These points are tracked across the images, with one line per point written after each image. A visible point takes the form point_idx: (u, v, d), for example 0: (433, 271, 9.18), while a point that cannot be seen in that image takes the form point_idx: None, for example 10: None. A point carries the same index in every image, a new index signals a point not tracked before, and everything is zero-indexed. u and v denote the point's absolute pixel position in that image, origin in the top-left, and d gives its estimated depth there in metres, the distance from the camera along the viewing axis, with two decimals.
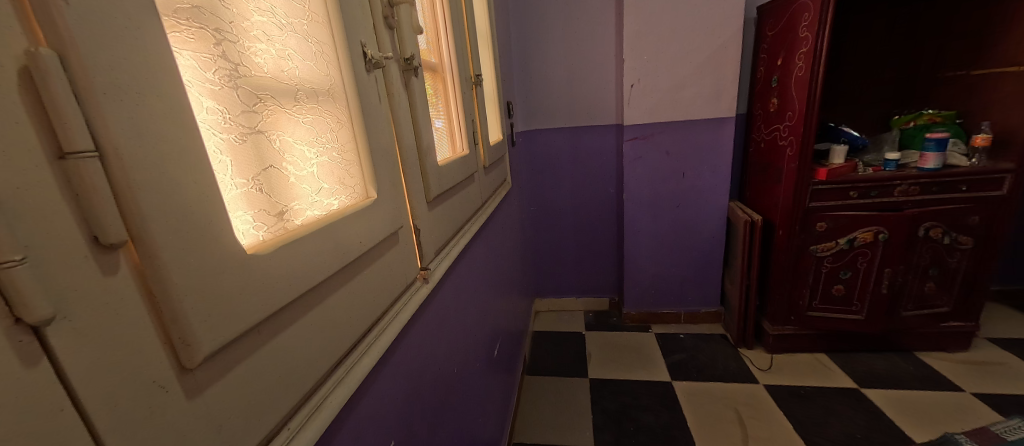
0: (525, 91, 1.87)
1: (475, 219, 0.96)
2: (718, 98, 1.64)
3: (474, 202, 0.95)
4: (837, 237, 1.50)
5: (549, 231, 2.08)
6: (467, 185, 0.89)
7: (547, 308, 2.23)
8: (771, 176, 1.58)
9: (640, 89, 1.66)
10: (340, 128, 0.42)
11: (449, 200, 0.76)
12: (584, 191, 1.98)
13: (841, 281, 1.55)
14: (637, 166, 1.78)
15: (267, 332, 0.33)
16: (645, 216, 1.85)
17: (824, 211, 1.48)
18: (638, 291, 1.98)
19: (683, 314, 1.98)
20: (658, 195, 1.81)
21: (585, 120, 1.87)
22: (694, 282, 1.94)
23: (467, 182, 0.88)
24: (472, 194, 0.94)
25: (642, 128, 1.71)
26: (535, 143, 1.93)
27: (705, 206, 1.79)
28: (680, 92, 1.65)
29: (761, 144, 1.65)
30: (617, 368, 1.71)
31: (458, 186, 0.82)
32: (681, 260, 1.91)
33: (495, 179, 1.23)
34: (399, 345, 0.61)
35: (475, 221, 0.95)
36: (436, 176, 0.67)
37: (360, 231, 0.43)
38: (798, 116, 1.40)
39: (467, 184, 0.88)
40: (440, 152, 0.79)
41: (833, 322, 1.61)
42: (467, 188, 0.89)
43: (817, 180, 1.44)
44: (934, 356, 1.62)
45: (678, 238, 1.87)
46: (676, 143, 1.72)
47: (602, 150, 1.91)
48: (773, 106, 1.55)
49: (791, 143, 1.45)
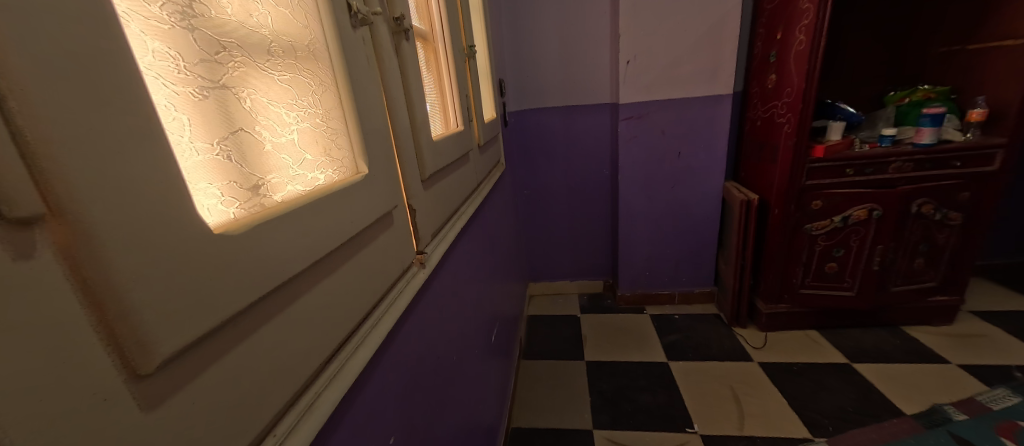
0: (517, 68, 1.80)
1: (470, 201, 0.91)
2: (714, 75, 1.60)
3: (469, 183, 0.90)
4: (832, 215, 1.49)
5: (542, 215, 2.05)
6: (462, 163, 0.84)
7: (541, 291, 2.21)
8: (767, 154, 1.56)
9: (636, 66, 1.61)
10: (324, 91, 0.36)
11: (444, 179, 0.71)
12: (578, 172, 1.95)
13: (834, 258, 1.55)
14: (632, 146, 1.74)
15: (244, 326, 0.28)
16: (640, 197, 1.82)
17: (819, 189, 1.47)
18: (633, 272, 1.97)
19: (677, 295, 1.98)
20: (653, 175, 1.78)
21: (579, 100, 1.81)
22: (688, 263, 1.93)
23: (462, 161, 0.83)
24: (468, 173, 0.89)
25: (637, 107, 1.67)
26: (527, 124, 1.87)
27: (701, 186, 1.78)
28: (677, 68, 1.60)
29: (757, 122, 1.62)
30: (612, 350, 1.71)
31: (453, 165, 0.77)
32: (675, 241, 1.90)
33: (490, 160, 1.18)
34: (393, 335, 0.56)
35: (470, 203, 0.90)
36: (432, 153, 0.62)
37: (350, 210, 0.38)
38: (796, 92, 1.38)
39: (461, 163, 0.83)
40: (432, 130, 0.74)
41: (825, 299, 1.61)
42: (462, 167, 0.84)
43: (813, 158, 1.43)
44: (921, 331, 1.65)
45: (673, 219, 1.85)
46: (672, 122, 1.69)
47: (596, 130, 1.86)
48: (770, 83, 1.52)
49: (789, 119, 1.42)
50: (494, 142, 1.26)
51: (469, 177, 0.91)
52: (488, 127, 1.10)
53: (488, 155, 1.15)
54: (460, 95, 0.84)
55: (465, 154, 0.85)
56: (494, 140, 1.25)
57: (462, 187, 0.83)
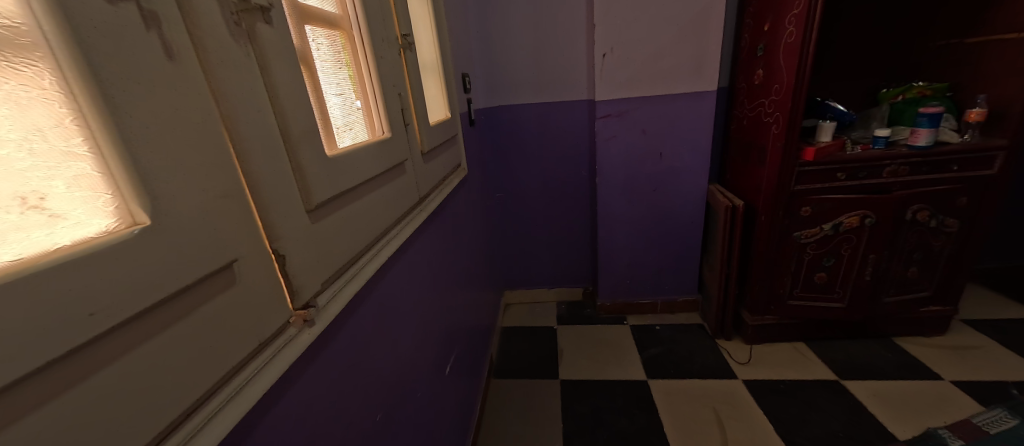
0: (486, 61, 1.65)
1: (408, 221, 0.77)
2: (697, 70, 1.48)
3: (406, 199, 0.76)
4: (822, 222, 1.38)
5: (518, 219, 1.92)
6: (392, 177, 0.70)
7: (518, 300, 2.08)
8: (754, 156, 1.45)
9: (613, 60, 1.48)
10: (29, 104, 0.23)
11: (355, 201, 0.57)
12: (554, 173, 1.81)
13: (824, 268, 1.45)
14: (610, 146, 1.61)
15: None
16: (620, 200, 1.70)
17: (809, 195, 1.35)
18: (613, 280, 1.86)
19: (660, 303, 1.87)
20: (633, 178, 1.66)
21: (554, 96, 1.68)
22: (671, 270, 1.82)
23: (391, 174, 0.70)
24: (404, 188, 0.75)
25: (615, 104, 1.54)
26: (498, 122, 1.73)
27: (683, 189, 1.66)
28: (657, 62, 1.47)
29: (744, 121, 1.50)
30: (589, 366, 1.59)
31: (374, 182, 0.63)
32: (657, 247, 1.78)
33: (444, 167, 1.04)
34: (261, 417, 0.43)
35: (407, 224, 0.76)
36: (327, 173, 0.48)
37: (90, 291, 0.24)
38: (785, 89, 1.26)
39: (391, 178, 0.69)
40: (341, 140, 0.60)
41: (814, 311, 1.51)
42: (392, 182, 0.70)
43: (803, 160, 1.31)
44: (912, 342, 1.56)
45: (654, 223, 1.74)
46: (653, 121, 1.56)
47: (572, 128, 1.73)
48: (757, 78, 1.40)
49: (777, 119, 1.31)
50: (451, 144, 1.11)
51: (406, 192, 0.77)
52: (439, 131, 0.96)
53: (441, 162, 1.01)
54: (388, 94, 0.70)
55: (396, 166, 0.71)
56: (450, 144, 1.11)
57: (391, 207, 0.69)
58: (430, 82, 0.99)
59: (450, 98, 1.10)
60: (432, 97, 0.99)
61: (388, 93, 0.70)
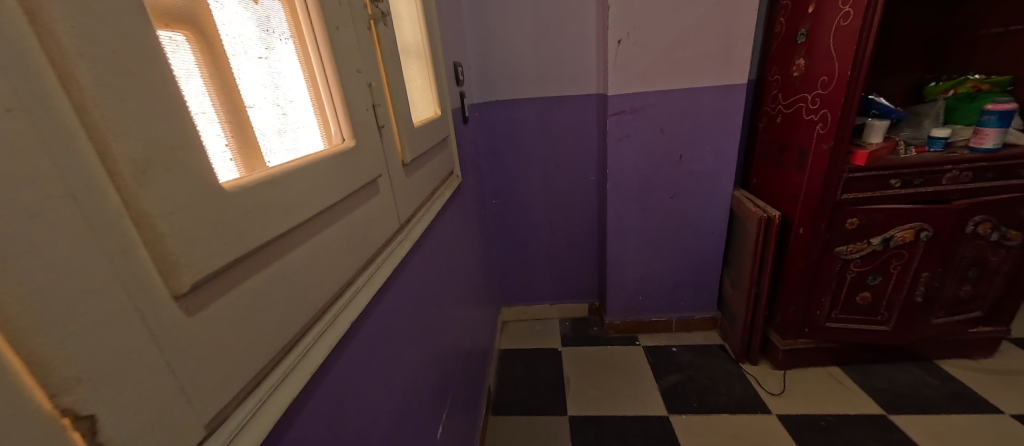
0: (480, 50, 1.43)
1: (382, 260, 0.56)
2: (726, 60, 1.28)
3: (377, 231, 0.55)
4: (869, 235, 1.20)
5: (517, 229, 1.72)
6: (355, 204, 0.49)
7: (516, 317, 1.87)
8: (791, 159, 1.26)
9: (629, 48, 1.27)
10: None
11: (284, 253, 0.36)
12: (558, 178, 1.61)
13: (868, 287, 1.27)
14: (624, 147, 1.41)
15: None
16: (633, 209, 1.51)
17: (857, 205, 1.17)
18: (623, 297, 1.67)
19: (675, 322, 1.69)
20: (649, 184, 1.47)
21: (558, 90, 1.47)
22: (688, 285, 1.64)
23: (353, 199, 0.49)
24: (374, 215, 0.54)
25: (631, 99, 1.34)
26: (495, 120, 1.52)
27: (704, 196, 1.48)
28: (680, 51, 1.27)
29: (777, 119, 1.31)
30: (601, 398, 1.40)
31: (322, 215, 0.42)
32: (673, 260, 1.60)
33: (434, 178, 0.84)
34: None
35: (381, 265, 0.55)
36: (219, 220, 0.28)
37: None
38: (835, 82, 1.07)
39: (352, 204, 0.48)
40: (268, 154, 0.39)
41: (854, 334, 1.34)
42: (354, 210, 0.49)
43: (852, 165, 1.13)
44: (959, 366, 1.40)
45: (671, 234, 1.55)
46: (673, 119, 1.36)
47: (579, 127, 1.52)
48: (797, 69, 1.20)
49: (824, 118, 1.12)
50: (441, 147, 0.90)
51: (378, 220, 0.56)
52: (426, 133, 0.75)
53: (429, 171, 0.80)
54: (348, 84, 0.48)
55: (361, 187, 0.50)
56: (441, 148, 0.90)
57: (352, 247, 0.48)
58: (414, 69, 0.78)
59: (439, 92, 0.88)
60: (415, 89, 0.77)
61: (348, 83, 0.49)
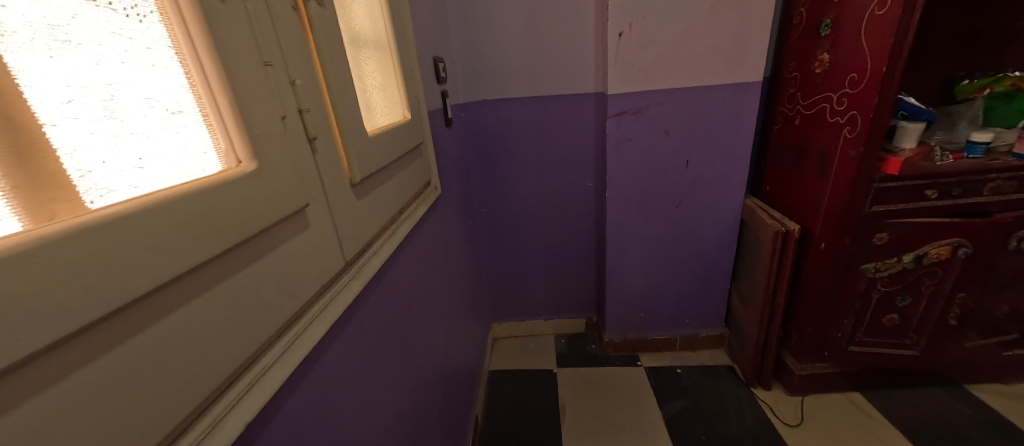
0: (467, 43, 1.29)
1: (303, 325, 0.42)
2: (738, 55, 1.15)
3: (298, 283, 0.41)
4: (899, 252, 1.07)
5: (509, 239, 1.58)
6: (242, 260, 0.35)
7: (508, 333, 1.74)
8: (812, 166, 1.13)
9: (631, 41, 1.13)
10: None
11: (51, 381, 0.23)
12: (552, 184, 1.48)
13: (896, 308, 1.15)
14: (625, 151, 1.27)
15: None
16: (635, 218, 1.38)
17: (887, 218, 1.04)
18: (623, 313, 1.54)
19: (679, 339, 1.56)
20: (653, 192, 1.33)
21: (553, 88, 1.33)
22: (693, 300, 1.51)
23: (237, 254, 0.35)
24: (292, 263, 0.41)
25: (633, 99, 1.20)
26: (482, 122, 1.38)
27: (712, 204, 1.35)
28: (688, 44, 1.14)
29: (796, 121, 1.18)
30: (599, 430, 1.27)
31: (149, 301, 0.28)
32: (677, 274, 1.47)
33: (402, 195, 0.70)
34: None
35: (299, 332, 0.42)
36: None
37: None
38: (868, 80, 0.94)
39: (235, 262, 0.34)
40: (87, 195, 0.25)
41: (878, 358, 1.21)
42: (239, 271, 0.35)
43: (883, 174, 1.00)
44: (992, 391, 1.27)
45: (676, 246, 1.42)
46: (679, 121, 1.23)
47: (575, 129, 1.39)
48: (820, 65, 1.07)
49: (852, 120, 0.99)
50: (412, 157, 0.76)
51: (302, 265, 0.42)
52: (387, 142, 0.61)
53: (394, 188, 0.66)
54: (247, 83, 0.34)
55: (259, 233, 0.36)
56: (411, 158, 0.76)
57: (233, 324, 0.34)
58: (374, 63, 0.64)
59: (409, 91, 0.74)
60: (374, 87, 0.63)
61: (248, 82, 0.34)
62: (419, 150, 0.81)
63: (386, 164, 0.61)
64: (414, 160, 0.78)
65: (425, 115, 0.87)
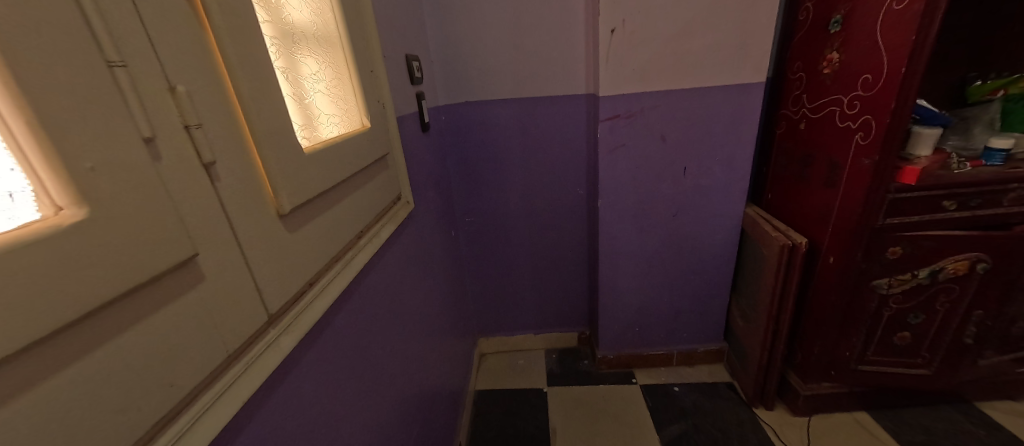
0: (447, 41, 1.18)
1: (181, 430, 0.30)
2: (740, 54, 1.06)
3: (188, 355, 0.31)
4: (912, 266, 0.99)
5: (495, 251, 1.49)
6: (78, 346, 0.25)
7: (496, 348, 1.64)
8: (820, 174, 1.04)
9: (624, 37, 1.04)
10: None
11: None
12: (541, 192, 1.38)
13: (909, 326, 1.07)
14: (618, 158, 1.18)
15: None
16: (629, 229, 1.29)
17: (902, 231, 0.96)
18: (617, 328, 1.45)
19: (675, 355, 1.47)
20: (648, 201, 1.24)
21: (540, 89, 1.23)
22: (690, 314, 1.43)
23: (66, 340, 0.24)
24: (176, 332, 0.30)
25: (626, 102, 1.11)
26: (465, 126, 1.28)
27: (711, 214, 1.26)
28: (686, 42, 1.05)
29: (801, 126, 1.09)
30: None
31: None
32: (674, 287, 1.38)
33: (359, 218, 0.59)
34: None
35: (182, 431, 0.30)
36: None
37: None
38: (884, 81, 0.85)
39: (63, 354, 0.24)
40: None
41: (889, 378, 1.13)
42: (73, 362, 0.24)
43: (898, 184, 0.91)
44: (1007, 410, 1.20)
45: (672, 257, 1.33)
46: (677, 125, 1.14)
47: (565, 133, 1.29)
48: (828, 65, 0.99)
49: (865, 125, 0.90)
50: (373, 171, 0.66)
51: (195, 332, 0.31)
52: (333, 159, 0.50)
53: (347, 211, 0.55)
54: (74, 96, 0.24)
55: (107, 305, 0.26)
56: (373, 172, 0.66)
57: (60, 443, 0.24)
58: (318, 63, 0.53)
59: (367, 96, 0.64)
60: (317, 92, 0.53)
61: (79, 94, 0.24)
62: (383, 163, 0.71)
63: (333, 184, 0.51)
64: (376, 174, 0.67)
65: (393, 121, 0.76)
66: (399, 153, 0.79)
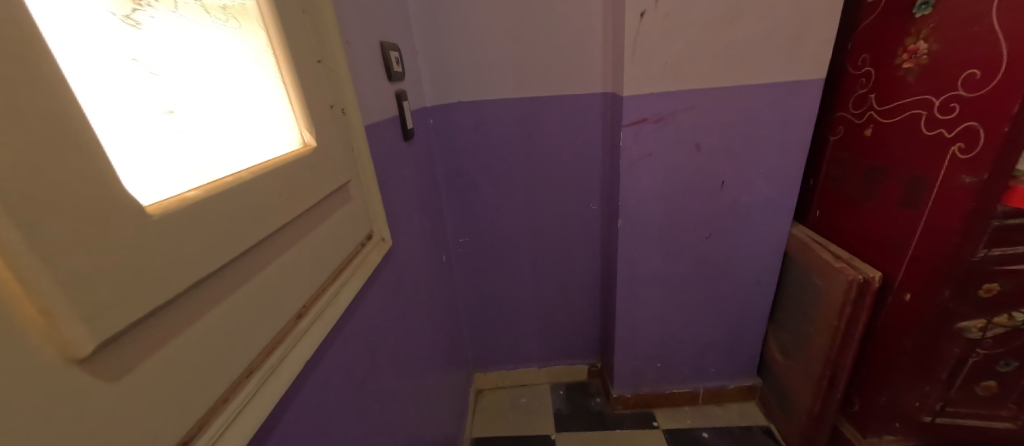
0: (434, 28, 0.97)
1: None
2: (795, 45, 0.86)
3: None
4: (1011, 307, 0.77)
5: (493, 275, 1.28)
6: None
7: (495, 384, 1.44)
8: (894, 193, 0.85)
9: (655, 23, 0.83)
10: None
11: None
12: (547, 209, 1.18)
13: (1001, 375, 0.85)
14: (643, 171, 0.98)
15: None
16: (653, 253, 1.09)
17: (1010, 265, 0.74)
18: (635, 364, 1.25)
19: (701, 393, 1.29)
20: (676, 221, 1.05)
21: (546, 87, 1.02)
22: (719, 348, 1.23)
23: None
24: None
25: (655, 103, 0.90)
26: (457, 132, 1.07)
27: (749, 235, 1.07)
28: (730, 30, 0.84)
29: (867, 133, 0.90)
30: None
31: None
32: (702, 318, 1.19)
33: (278, 300, 0.37)
34: None
35: None
36: None
37: None
38: (997, 80, 0.66)
39: None
40: None
41: (972, 435, 0.92)
42: None
43: (1006, 207, 0.70)
44: None
45: (702, 285, 1.14)
46: (715, 131, 0.94)
47: (577, 140, 1.08)
48: (911, 58, 0.79)
49: (967, 136, 0.71)
50: (318, 213, 0.44)
51: None
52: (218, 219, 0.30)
53: (257, 294, 0.35)
54: None
55: None
56: (317, 216, 0.44)
57: None
58: (199, 49, 0.32)
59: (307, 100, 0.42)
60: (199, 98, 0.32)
61: None
62: (340, 196, 0.49)
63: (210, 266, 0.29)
64: (325, 216, 0.46)
65: (359, 131, 0.55)
66: (367, 176, 0.58)
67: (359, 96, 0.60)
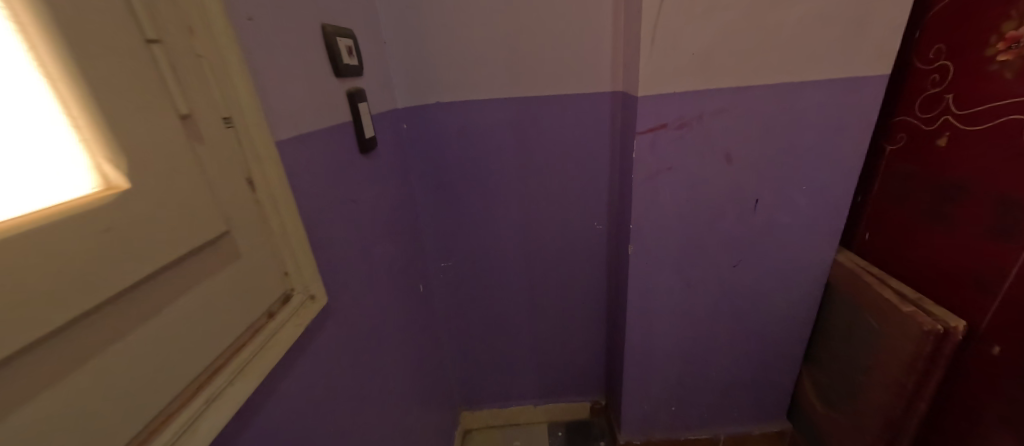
0: (406, 13, 0.79)
1: None
2: (855, 33, 0.68)
3: None
4: None
5: (483, 304, 1.10)
6: None
7: (486, 423, 1.27)
8: (977, 220, 0.67)
9: (681, 4, 0.65)
10: None
11: None
12: (544, 229, 1.00)
13: None
14: (660, 188, 0.80)
15: None
16: (669, 284, 0.92)
17: None
18: (646, 407, 1.08)
19: (722, 440, 1.12)
20: (700, 247, 0.87)
21: (542, 86, 0.84)
22: (745, 390, 1.06)
23: None
24: None
25: (678, 105, 0.73)
26: (436, 139, 0.89)
27: (786, 264, 0.89)
28: (775, 13, 0.67)
29: (940, 143, 0.72)
30: None
31: None
32: (725, 357, 1.02)
33: None
34: None
35: None
36: None
37: None
38: None
39: None
40: None
41: None
42: None
43: None
44: None
45: (726, 320, 0.97)
46: (752, 140, 0.76)
47: (579, 149, 0.91)
48: (1009, 49, 0.61)
49: None
50: (130, 308, 0.27)
51: None
52: None
53: None
54: None
55: None
56: (125, 318, 0.27)
57: None
58: None
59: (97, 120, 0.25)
60: None
61: None
62: (193, 261, 0.31)
63: None
64: (160, 305, 0.29)
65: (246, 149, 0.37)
66: (279, 216, 0.40)
67: (269, 98, 0.41)
